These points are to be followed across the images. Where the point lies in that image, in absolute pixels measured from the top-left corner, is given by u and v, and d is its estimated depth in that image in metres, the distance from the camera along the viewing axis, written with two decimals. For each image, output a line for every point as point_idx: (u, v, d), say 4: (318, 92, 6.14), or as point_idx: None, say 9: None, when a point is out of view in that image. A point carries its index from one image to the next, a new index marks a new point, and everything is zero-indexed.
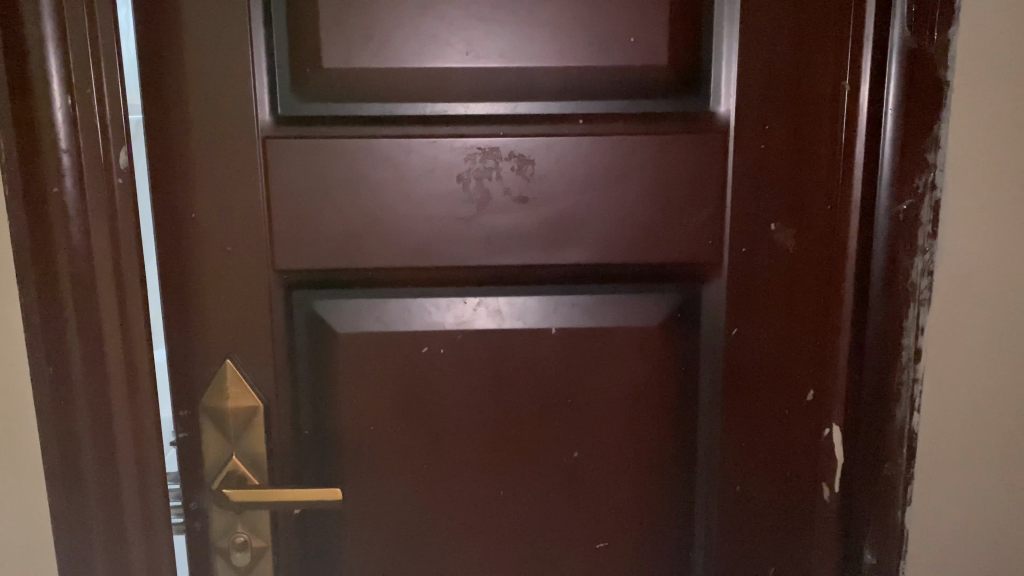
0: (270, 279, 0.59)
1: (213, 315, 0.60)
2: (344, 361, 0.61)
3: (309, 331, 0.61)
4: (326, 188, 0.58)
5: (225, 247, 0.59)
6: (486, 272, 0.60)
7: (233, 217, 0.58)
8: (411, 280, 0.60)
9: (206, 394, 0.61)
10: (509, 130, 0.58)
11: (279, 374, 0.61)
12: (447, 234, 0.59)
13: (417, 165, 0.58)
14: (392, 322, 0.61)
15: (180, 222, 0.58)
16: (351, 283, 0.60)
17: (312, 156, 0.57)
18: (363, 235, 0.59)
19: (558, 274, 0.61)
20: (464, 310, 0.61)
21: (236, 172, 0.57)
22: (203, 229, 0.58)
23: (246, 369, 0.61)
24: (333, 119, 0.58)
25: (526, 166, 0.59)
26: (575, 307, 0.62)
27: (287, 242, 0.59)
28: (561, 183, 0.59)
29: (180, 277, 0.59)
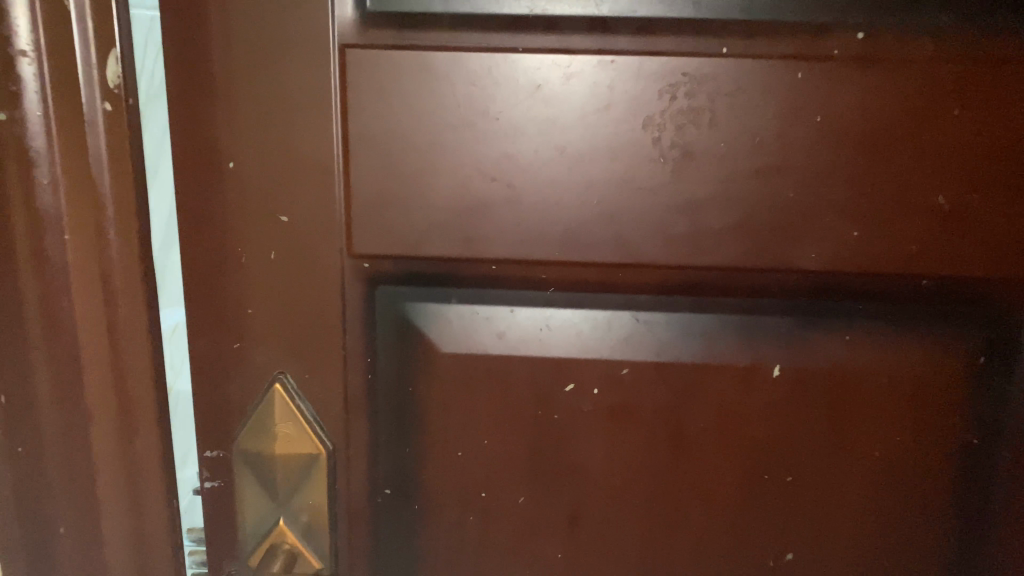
0: (340, 268, 0.39)
1: (257, 316, 0.40)
2: (447, 394, 0.41)
3: (400, 350, 0.40)
4: (432, 131, 0.37)
5: (278, 216, 0.38)
6: (675, 275, 0.38)
7: (289, 171, 0.38)
8: (555, 281, 0.39)
9: (242, 430, 0.41)
10: (735, 46, 0.35)
11: (350, 408, 0.41)
12: (620, 214, 0.37)
13: (580, 101, 0.36)
14: (521, 342, 0.40)
15: (213, 176, 0.38)
16: (463, 281, 0.39)
17: (414, 80, 0.36)
18: (488, 208, 0.37)
19: (792, 287, 0.38)
20: (634, 330, 0.39)
21: (297, 100, 0.37)
22: (247, 185, 0.38)
23: (301, 395, 0.41)
24: (449, 19, 0.36)
25: (760, 109, 0.35)
26: (813, 341, 0.39)
27: (369, 211, 0.38)
28: (816, 139, 0.36)
29: (212, 258, 0.39)
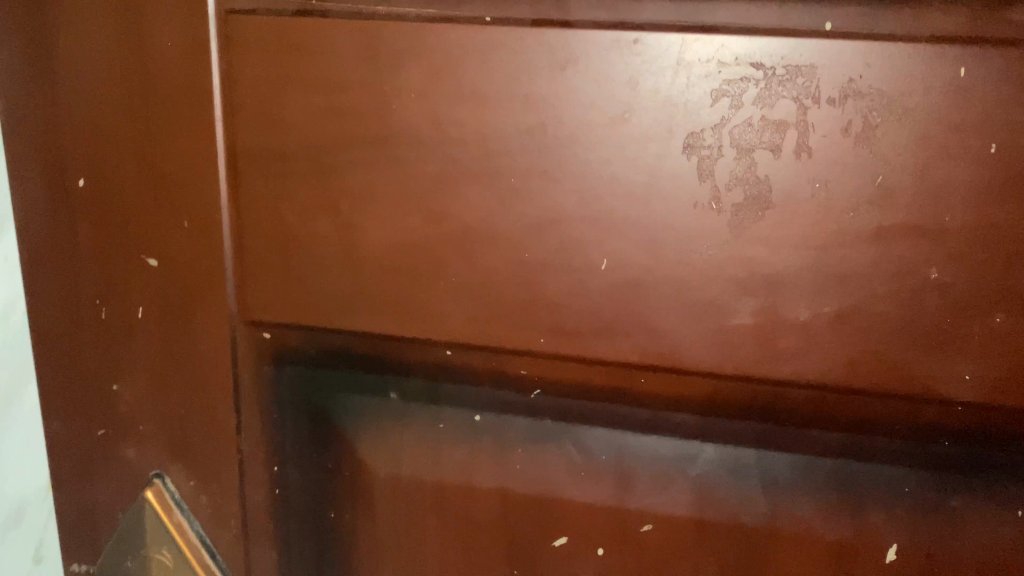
0: (230, 336, 0.27)
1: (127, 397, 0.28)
2: (383, 530, 0.28)
3: (316, 458, 0.28)
4: (354, 145, 0.24)
5: (146, 259, 0.26)
6: (731, 391, 0.24)
7: (158, 196, 0.26)
8: (540, 380, 0.25)
9: (111, 547, 0.30)
10: (850, 18, 0.20)
11: (251, 534, 0.29)
12: (641, 290, 0.23)
13: (582, 104, 0.22)
14: (490, 467, 0.26)
15: (63, 198, 0.27)
16: (405, 370, 0.26)
17: (325, 65, 0.23)
18: (435, 265, 0.24)
19: (930, 425, 0.23)
20: (662, 466, 0.25)
21: (166, 91, 0.25)
22: (107, 212, 0.26)
23: (185, 507, 0.29)
24: None
25: (889, 127, 0.21)
26: (965, 516, 0.23)
27: (267, 259, 0.25)
28: (991, 180, 0.20)
29: (65, 309, 0.28)
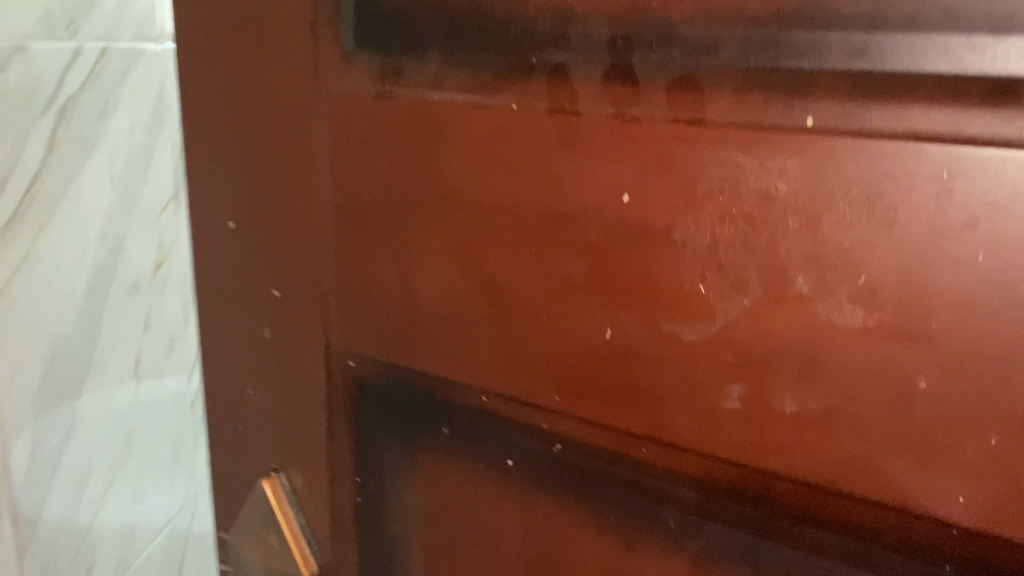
0: (325, 363, 0.32)
1: (255, 400, 0.35)
2: (435, 543, 0.32)
3: (384, 469, 0.32)
4: (411, 209, 0.28)
5: (271, 289, 0.33)
6: (721, 472, 0.24)
7: (279, 239, 0.32)
8: (559, 436, 0.27)
9: (243, 522, 0.37)
10: (828, 116, 0.20)
11: (339, 529, 0.34)
12: (635, 360, 0.24)
13: (584, 185, 0.24)
14: (518, 505, 0.29)
15: (221, 237, 0.34)
16: (452, 409, 0.30)
17: (393, 141, 0.28)
18: (468, 315, 0.27)
19: (925, 545, 0.21)
20: (663, 535, 0.26)
21: (289, 157, 0.31)
22: (248, 250, 0.33)
23: (294, 498, 0.35)
24: (433, 63, 0.27)
25: (872, 226, 0.20)
26: None
27: (354, 297, 0.30)
28: (981, 290, 0.19)
29: (219, 325, 0.35)
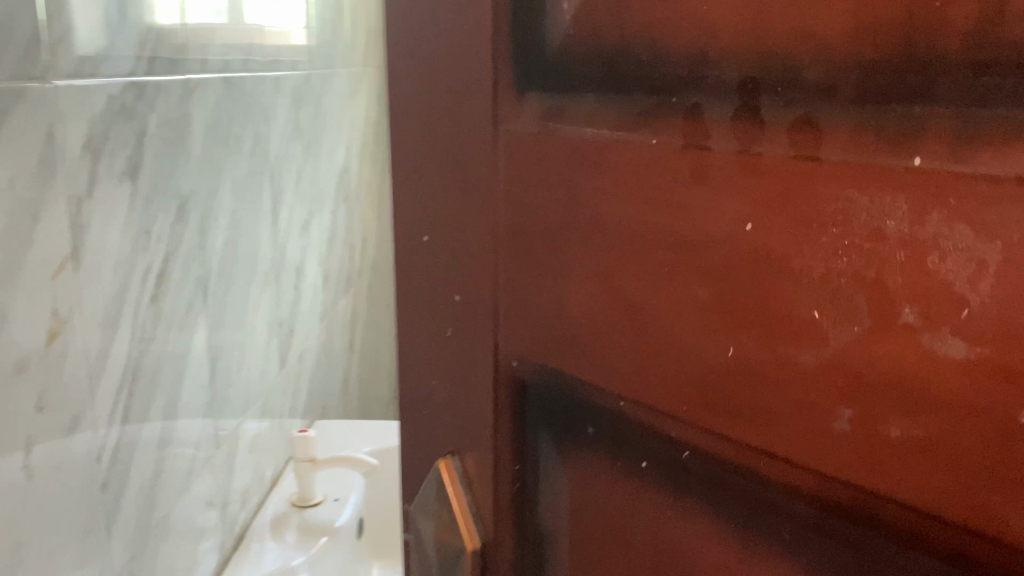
0: (492, 363, 0.37)
1: (444, 392, 0.40)
2: (580, 534, 0.35)
3: (539, 463, 0.36)
4: (572, 238, 0.32)
5: (453, 296, 0.38)
6: (831, 489, 0.25)
7: (459, 253, 0.37)
8: (687, 444, 0.29)
9: (425, 497, 0.42)
10: (934, 155, 0.21)
11: (499, 513, 0.38)
12: (754, 376, 0.26)
13: (712, 212, 0.26)
14: (652, 505, 0.31)
15: (417, 251, 0.39)
16: (597, 412, 0.33)
17: (558, 179, 0.32)
18: (613, 326, 0.31)
19: None
20: (779, 548, 0.27)
21: (474, 187, 0.36)
22: (437, 263, 0.38)
23: (463, 480, 0.40)
24: (592, 97, 0.30)
25: (978, 266, 0.20)
26: None
27: (520, 307, 0.35)
28: None
29: (411, 325, 0.41)
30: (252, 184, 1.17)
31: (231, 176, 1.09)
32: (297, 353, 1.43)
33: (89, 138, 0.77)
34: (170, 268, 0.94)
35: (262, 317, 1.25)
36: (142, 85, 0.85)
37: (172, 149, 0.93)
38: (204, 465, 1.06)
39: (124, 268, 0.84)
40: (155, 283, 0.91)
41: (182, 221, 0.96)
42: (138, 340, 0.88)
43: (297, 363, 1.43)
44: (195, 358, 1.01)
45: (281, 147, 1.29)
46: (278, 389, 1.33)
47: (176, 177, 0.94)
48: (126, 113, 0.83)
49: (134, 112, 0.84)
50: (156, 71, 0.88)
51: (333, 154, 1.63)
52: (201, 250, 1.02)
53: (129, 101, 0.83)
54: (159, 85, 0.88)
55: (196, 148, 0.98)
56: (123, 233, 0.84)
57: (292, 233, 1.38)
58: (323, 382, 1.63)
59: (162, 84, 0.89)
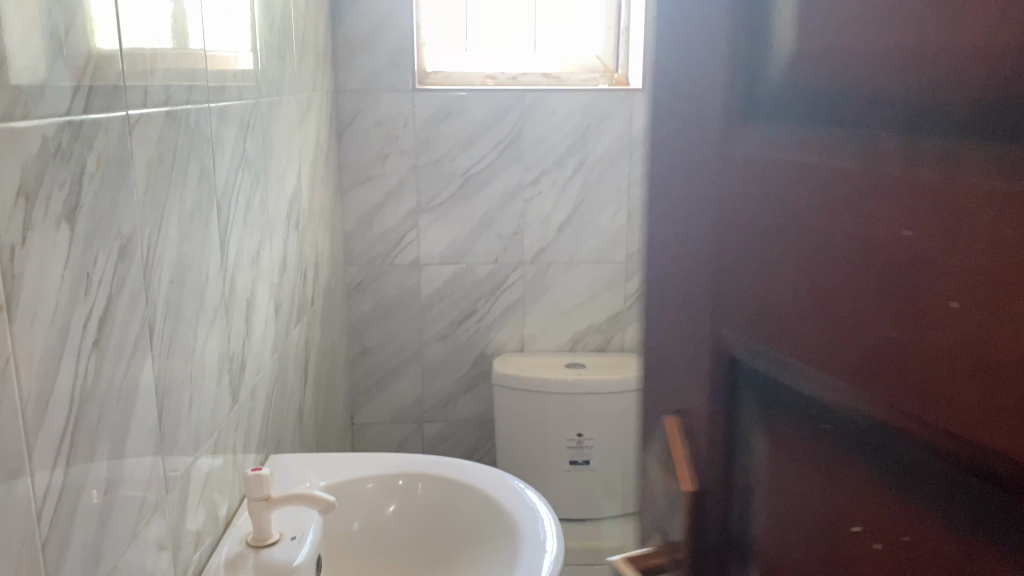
0: (715, 348, 0.55)
1: (689, 384, 0.59)
2: (782, 463, 0.49)
3: (758, 404, 0.51)
4: (827, 213, 0.42)
5: (718, 287, 0.54)
6: (923, 412, 0.38)
7: (716, 244, 0.54)
8: (841, 384, 0.43)
9: None
10: (995, 167, 0.33)
11: (739, 452, 0.54)
12: (883, 328, 0.39)
13: (865, 223, 0.40)
14: (822, 433, 0.45)
15: (694, 282, 0.57)
16: (789, 370, 0.47)
17: (824, 167, 0.43)
18: (806, 301, 0.45)
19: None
20: (893, 456, 0.40)
21: (734, 195, 0.51)
22: (695, 289, 0.57)
23: (718, 430, 0.55)
24: (801, 129, 0.45)
25: None
26: None
27: (752, 294, 0.50)
28: None
29: None
30: (198, 221, 1.21)
31: (162, 203, 1.07)
32: (247, 389, 1.44)
33: (22, 183, 0.74)
34: (114, 310, 0.93)
35: (211, 350, 1.26)
36: (78, 125, 0.85)
37: (115, 182, 0.93)
38: (154, 509, 1.06)
39: (64, 317, 0.82)
40: (97, 330, 0.89)
41: (124, 263, 0.95)
42: (82, 382, 0.86)
43: (249, 400, 1.46)
44: (144, 392, 1.02)
45: (227, 182, 1.36)
46: (228, 427, 1.35)
47: (118, 216, 0.94)
48: (63, 153, 0.82)
49: (70, 152, 0.83)
50: (94, 109, 0.89)
51: (283, 183, 1.74)
52: (145, 290, 1.02)
53: (67, 141, 0.82)
54: (96, 121, 0.89)
55: (139, 187, 1.00)
56: (70, 278, 0.83)
57: (241, 264, 1.42)
58: (273, 418, 1.63)
59: (99, 121, 0.90)
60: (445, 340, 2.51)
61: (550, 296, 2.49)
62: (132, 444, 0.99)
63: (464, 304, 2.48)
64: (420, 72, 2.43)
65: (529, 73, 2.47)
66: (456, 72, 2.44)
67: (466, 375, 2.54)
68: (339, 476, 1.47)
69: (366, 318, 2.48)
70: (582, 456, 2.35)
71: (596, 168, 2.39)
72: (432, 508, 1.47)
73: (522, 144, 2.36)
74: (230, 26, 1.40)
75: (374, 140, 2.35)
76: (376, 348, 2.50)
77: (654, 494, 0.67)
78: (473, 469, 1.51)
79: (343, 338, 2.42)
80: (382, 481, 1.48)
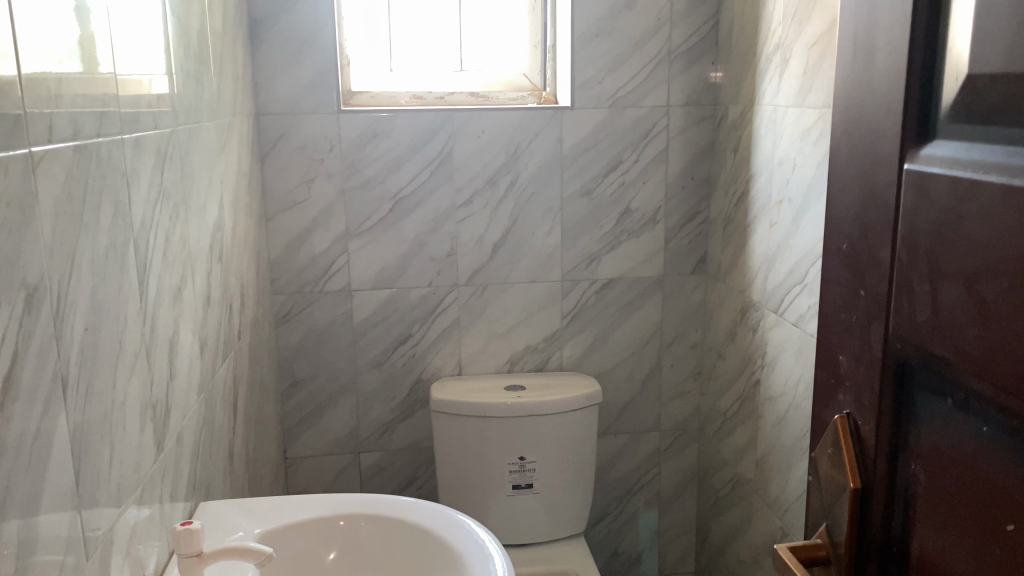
0: (884, 351, 0.79)
1: (859, 424, 0.84)
2: (920, 413, 0.74)
3: (897, 379, 0.77)
4: (983, 311, 0.62)
5: (866, 296, 0.81)
6: (1004, 364, 0.60)
7: (885, 241, 0.77)
8: (948, 351, 0.68)
9: None
10: None
11: (882, 413, 0.80)
12: (990, 306, 0.62)
13: (970, 245, 0.64)
14: (944, 388, 0.70)
15: (872, 357, 0.81)
16: (920, 351, 0.72)
17: (989, 277, 0.62)
18: (938, 292, 0.68)
19: None
20: (990, 397, 0.63)
21: (888, 228, 0.77)
22: (865, 312, 0.82)
23: (870, 401, 0.81)
24: (970, 160, 0.65)
25: None
26: None
27: (901, 295, 0.75)
28: None
29: None
30: (114, 260, 1.13)
31: (74, 248, 1.00)
32: (172, 435, 1.36)
33: None
34: (21, 367, 0.85)
35: (133, 400, 1.18)
36: None
37: (18, 228, 0.85)
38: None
39: None
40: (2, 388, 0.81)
41: (31, 314, 0.88)
42: None
43: (175, 446, 1.37)
44: (59, 448, 0.93)
45: (145, 217, 1.28)
46: (154, 478, 1.26)
47: (22, 263, 0.86)
48: None
49: None
50: None
51: (203, 213, 1.65)
52: (56, 342, 0.94)
53: None
54: None
55: (46, 230, 0.92)
56: None
57: (162, 303, 1.34)
58: (201, 463, 1.54)
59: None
60: (379, 367, 2.44)
61: (486, 318, 2.45)
62: (46, 506, 0.90)
63: (398, 329, 2.42)
64: (345, 92, 2.37)
65: (456, 92, 2.43)
66: (380, 93, 2.39)
67: (402, 403, 2.47)
68: (275, 522, 1.39)
69: (295, 348, 2.39)
70: (525, 479, 2.31)
71: (528, 187, 2.37)
72: (371, 546, 1.41)
73: (452, 165, 2.32)
74: (143, 52, 1.32)
75: (298, 165, 2.27)
76: (308, 379, 2.42)
77: (820, 464, 0.92)
78: (416, 506, 1.45)
79: (272, 370, 2.33)
80: (320, 523, 1.41)
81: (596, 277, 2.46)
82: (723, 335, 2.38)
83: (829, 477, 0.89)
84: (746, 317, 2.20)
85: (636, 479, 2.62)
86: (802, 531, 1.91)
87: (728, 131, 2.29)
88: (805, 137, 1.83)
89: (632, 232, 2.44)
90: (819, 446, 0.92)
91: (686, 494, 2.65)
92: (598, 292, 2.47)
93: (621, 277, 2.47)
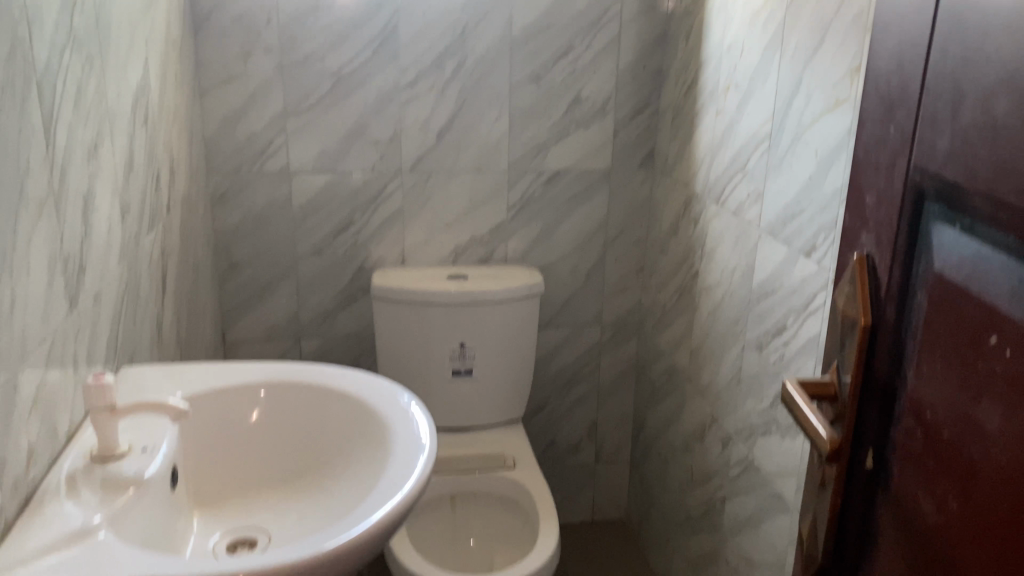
0: (904, 185, 0.78)
1: (875, 263, 0.83)
2: (925, 244, 0.75)
3: (912, 214, 0.77)
4: (995, 127, 0.62)
5: (893, 135, 0.79)
6: (1009, 178, 0.60)
7: (913, 77, 0.75)
8: (960, 175, 0.67)
9: None
10: None
11: (896, 248, 0.79)
12: (1004, 122, 0.61)
13: (989, 65, 0.63)
14: (951, 216, 0.70)
15: (894, 192, 0.80)
16: (935, 179, 0.72)
17: (1003, 92, 0.61)
18: (959, 116, 0.68)
19: None
20: (992, 215, 0.63)
21: (918, 63, 0.75)
22: (891, 150, 0.80)
23: (887, 237, 0.81)
24: None
25: None
26: None
27: (924, 125, 0.74)
28: None
29: None
30: (11, 98, 1.06)
31: None
32: (87, 294, 1.32)
33: None
34: None
35: (40, 250, 1.13)
36: None
37: None
38: None
39: None
40: None
41: None
42: None
43: (91, 305, 1.33)
44: None
45: (51, 60, 1.20)
46: (67, 334, 1.23)
47: None
48: None
49: None
50: None
51: (124, 71, 1.57)
52: None
53: None
54: None
55: None
56: None
57: (74, 154, 1.28)
58: (123, 328, 1.51)
59: None
60: (319, 254, 2.40)
61: (429, 207, 2.41)
62: None
63: (339, 216, 2.37)
64: None
65: None
66: None
67: (343, 290, 2.45)
68: (199, 386, 1.37)
69: (232, 231, 2.33)
70: (465, 366, 2.33)
71: (474, 71, 2.30)
72: (300, 411, 1.41)
73: (397, 44, 2.24)
74: None
75: (233, 35, 2.16)
76: (246, 262, 2.37)
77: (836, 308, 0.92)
78: (342, 374, 1.44)
79: (208, 251, 2.28)
80: (243, 389, 1.40)
81: (542, 169, 2.42)
82: (666, 229, 2.38)
83: (844, 314, 0.89)
84: (688, 209, 2.20)
85: (577, 372, 2.65)
86: (728, 417, 1.96)
87: (680, 17, 2.23)
88: (754, 20, 1.78)
89: (581, 122, 2.39)
90: (838, 285, 0.92)
91: (624, 388, 2.70)
92: (545, 183, 2.44)
93: (570, 169, 2.44)
